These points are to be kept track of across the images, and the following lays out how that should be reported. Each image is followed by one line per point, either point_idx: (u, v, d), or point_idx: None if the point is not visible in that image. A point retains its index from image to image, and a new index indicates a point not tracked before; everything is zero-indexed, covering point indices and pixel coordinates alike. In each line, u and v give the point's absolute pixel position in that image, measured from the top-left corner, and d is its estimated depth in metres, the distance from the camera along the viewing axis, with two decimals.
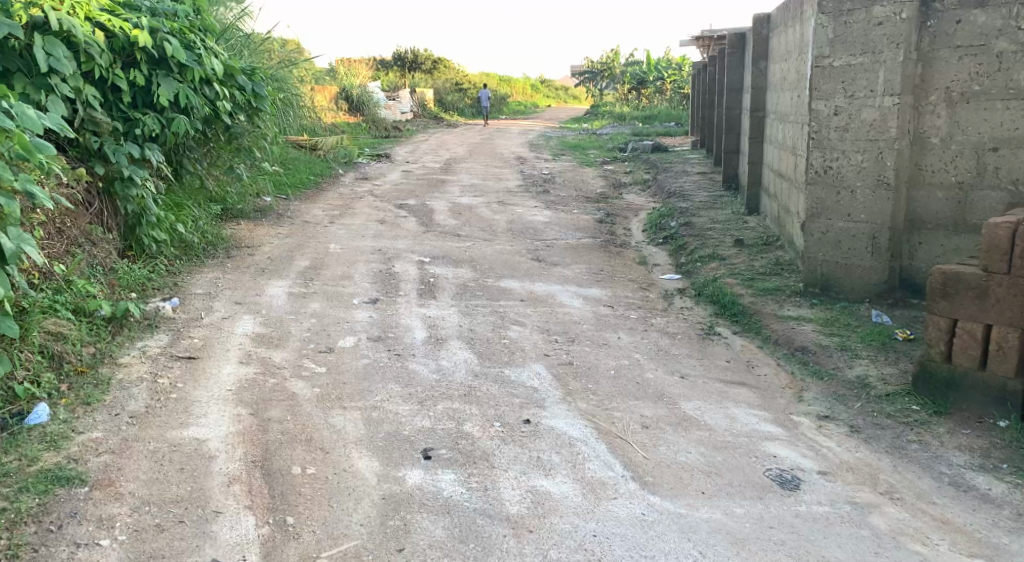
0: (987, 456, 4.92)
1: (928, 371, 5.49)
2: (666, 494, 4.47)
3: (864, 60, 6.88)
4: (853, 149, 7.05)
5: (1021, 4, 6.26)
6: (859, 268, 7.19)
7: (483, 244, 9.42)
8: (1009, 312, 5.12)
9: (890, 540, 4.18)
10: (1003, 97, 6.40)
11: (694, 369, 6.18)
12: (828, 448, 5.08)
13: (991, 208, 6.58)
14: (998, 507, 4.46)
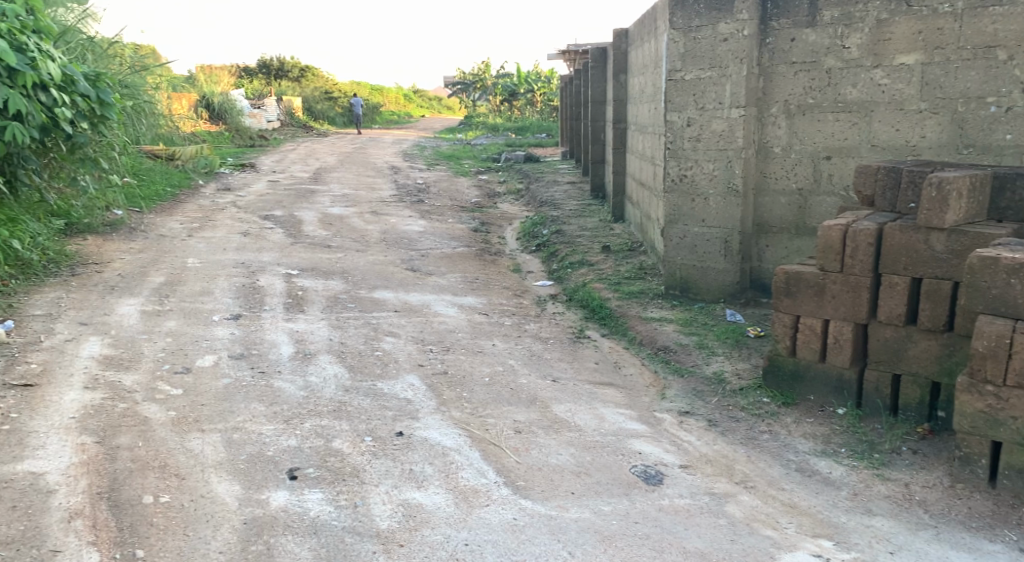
0: (828, 442, 5.30)
1: (776, 365, 5.86)
2: (537, 497, 4.60)
3: (712, 73, 7.26)
4: (705, 158, 7.43)
5: (844, 25, 6.74)
6: (713, 270, 7.56)
7: (354, 255, 9.38)
8: (843, 308, 5.51)
9: (744, 527, 4.43)
10: (834, 110, 6.90)
11: (564, 373, 6.36)
12: (688, 442, 5.34)
13: (827, 212, 7.08)
14: (837, 489, 4.80)
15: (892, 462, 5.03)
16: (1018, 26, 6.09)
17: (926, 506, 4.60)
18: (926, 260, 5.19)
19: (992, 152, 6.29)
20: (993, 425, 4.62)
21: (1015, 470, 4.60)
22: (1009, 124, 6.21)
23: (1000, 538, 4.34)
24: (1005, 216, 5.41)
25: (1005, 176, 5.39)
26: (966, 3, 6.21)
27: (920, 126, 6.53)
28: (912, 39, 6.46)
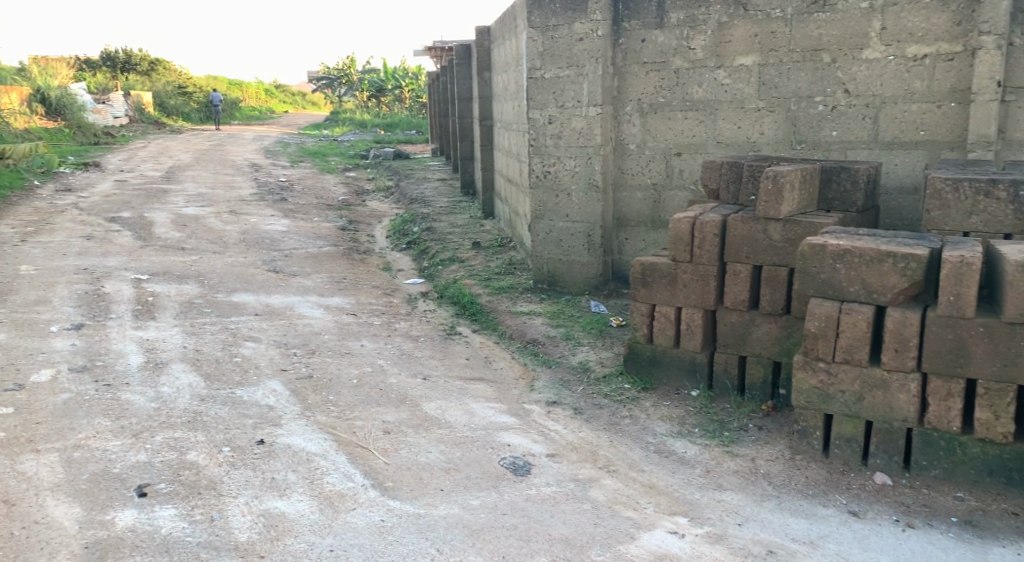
0: (684, 423, 5.51)
1: (635, 353, 6.04)
2: (405, 497, 4.57)
3: (569, 72, 7.41)
4: (566, 155, 7.58)
5: (690, 27, 7.01)
6: (578, 263, 7.72)
7: (211, 257, 9.05)
8: (694, 295, 5.74)
9: (607, 510, 4.55)
10: (683, 109, 7.16)
11: (435, 370, 6.34)
12: (555, 431, 5.43)
13: (679, 205, 7.34)
14: (692, 467, 5.00)
15: (739, 438, 5.29)
16: (838, 31, 6.46)
17: (769, 479, 4.85)
18: (765, 249, 5.49)
19: (821, 148, 6.68)
20: (825, 399, 4.93)
21: (844, 439, 4.93)
22: (835, 122, 6.60)
23: (833, 503, 4.62)
24: (833, 206, 5.75)
25: (832, 169, 5.73)
26: (794, 9, 6.58)
27: (760, 123, 6.88)
28: (749, 42, 6.79)
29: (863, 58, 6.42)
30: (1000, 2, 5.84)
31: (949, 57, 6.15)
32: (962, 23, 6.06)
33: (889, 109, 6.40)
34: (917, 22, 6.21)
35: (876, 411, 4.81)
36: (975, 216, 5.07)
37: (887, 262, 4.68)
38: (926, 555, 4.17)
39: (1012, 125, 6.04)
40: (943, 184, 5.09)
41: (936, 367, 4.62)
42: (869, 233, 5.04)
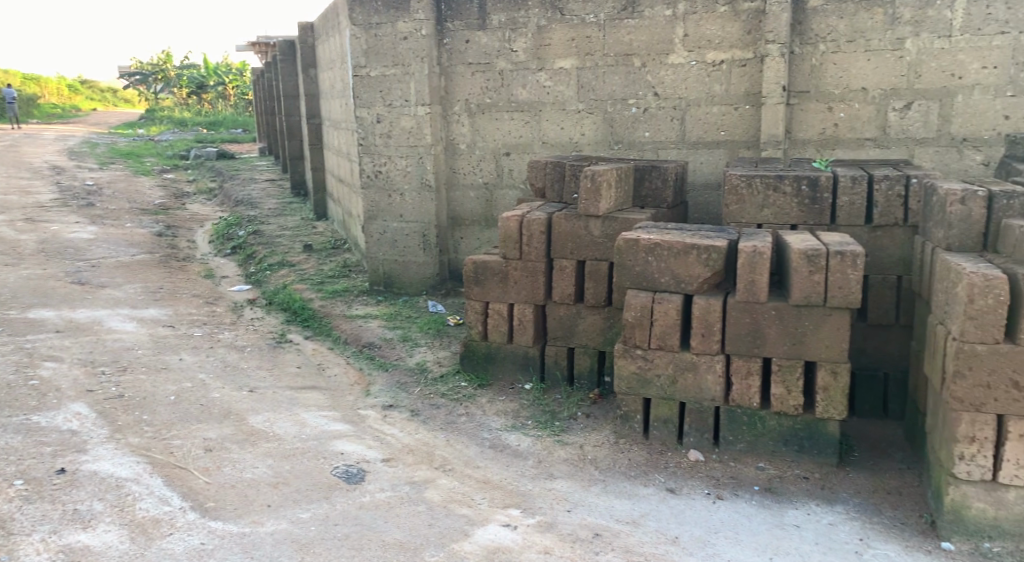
0: (518, 417, 5.63)
1: (471, 350, 6.12)
2: (229, 516, 4.43)
3: (395, 71, 7.41)
4: (397, 154, 7.56)
5: (511, 29, 7.18)
6: (414, 264, 7.71)
7: (6, 271, 8.39)
8: (524, 291, 5.88)
9: (441, 510, 4.58)
10: (509, 109, 7.33)
11: (263, 381, 6.16)
12: (390, 435, 5.41)
13: (510, 204, 7.49)
14: (525, 459, 5.12)
15: (569, 427, 5.47)
16: (647, 37, 6.82)
17: (596, 464, 5.05)
18: (587, 244, 5.70)
19: (636, 147, 7.01)
20: (643, 383, 5.19)
21: (662, 421, 5.21)
22: (646, 123, 6.95)
23: (653, 482, 4.87)
24: (646, 203, 6.06)
25: (644, 168, 6.04)
26: (607, 14, 6.88)
27: (580, 124, 7.15)
28: (567, 46, 7.06)
29: (669, 62, 6.81)
30: (781, 13, 6.34)
31: (743, 63, 6.63)
32: (751, 32, 6.56)
33: (694, 111, 6.81)
34: (713, 30, 6.66)
35: (688, 393, 5.11)
36: (767, 209, 5.49)
37: (692, 253, 4.98)
38: (733, 524, 4.47)
39: (798, 127, 6.61)
40: (739, 179, 5.50)
41: (738, 348, 4.97)
42: (676, 227, 5.35)
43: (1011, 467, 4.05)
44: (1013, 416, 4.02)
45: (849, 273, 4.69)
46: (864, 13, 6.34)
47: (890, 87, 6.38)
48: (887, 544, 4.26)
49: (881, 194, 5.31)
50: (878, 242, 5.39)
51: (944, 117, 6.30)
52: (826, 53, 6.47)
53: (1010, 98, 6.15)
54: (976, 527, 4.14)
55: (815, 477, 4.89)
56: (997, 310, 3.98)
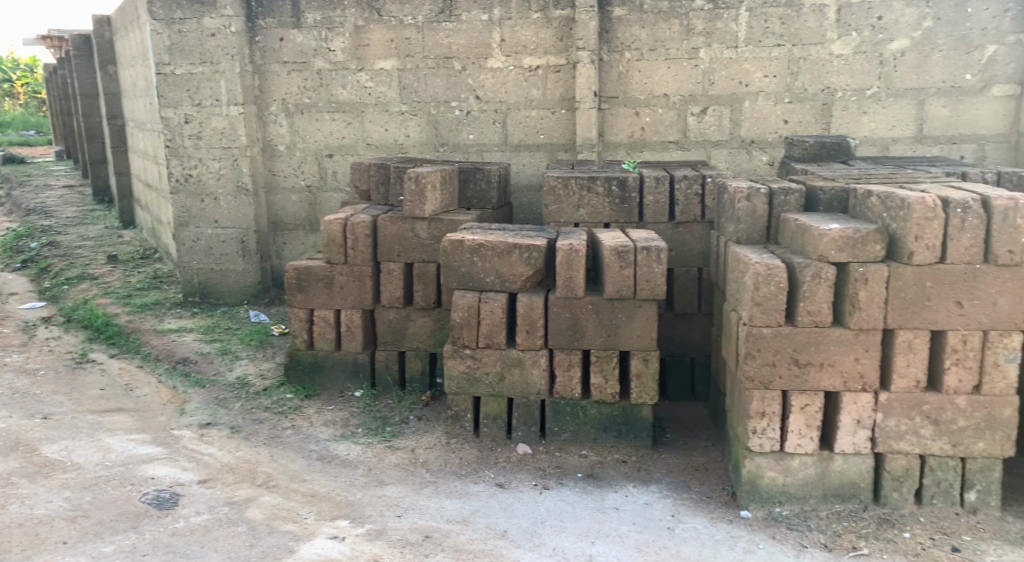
0: (347, 425, 5.59)
1: (295, 359, 6.02)
2: (16, 559, 4.15)
3: (203, 69, 7.16)
4: (209, 157, 7.31)
5: (327, 29, 7.13)
6: (232, 272, 7.48)
7: None
8: (351, 296, 5.84)
9: (264, 528, 4.46)
10: (329, 110, 7.26)
11: (60, 407, 5.77)
12: (207, 455, 5.22)
13: (334, 207, 7.43)
14: (354, 468, 5.10)
15: (400, 432, 5.50)
16: (466, 40, 6.99)
17: (426, 466, 5.11)
18: (413, 246, 5.76)
19: (461, 149, 7.18)
20: (472, 382, 5.30)
21: (491, 418, 5.36)
22: (470, 125, 7.13)
23: (482, 479, 4.98)
24: (472, 204, 6.18)
25: (468, 170, 6.15)
26: (424, 17, 6.99)
27: (404, 126, 7.22)
28: (386, 47, 7.09)
29: (488, 66, 7.02)
30: (589, 22, 6.71)
31: (557, 69, 6.95)
32: (563, 39, 6.89)
33: (514, 115, 7.07)
34: (529, 35, 6.93)
35: (516, 388, 5.27)
36: (582, 209, 5.74)
37: (515, 253, 5.13)
38: (558, 512, 4.64)
39: (609, 130, 7.01)
40: (556, 181, 5.71)
41: (560, 343, 5.17)
42: (499, 227, 5.50)
43: (795, 436, 4.44)
44: (795, 391, 4.41)
45: (654, 266, 4.98)
46: (662, 24, 6.80)
47: (688, 93, 6.88)
48: (696, 517, 4.57)
49: (681, 193, 5.69)
50: (681, 238, 5.75)
51: (734, 121, 6.89)
52: (631, 61, 6.88)
53: (787, 105, 6.82)
54: (768, 494, 4.52)
55: (632, 460, 5.18)
56: (779, 296, 4.34)
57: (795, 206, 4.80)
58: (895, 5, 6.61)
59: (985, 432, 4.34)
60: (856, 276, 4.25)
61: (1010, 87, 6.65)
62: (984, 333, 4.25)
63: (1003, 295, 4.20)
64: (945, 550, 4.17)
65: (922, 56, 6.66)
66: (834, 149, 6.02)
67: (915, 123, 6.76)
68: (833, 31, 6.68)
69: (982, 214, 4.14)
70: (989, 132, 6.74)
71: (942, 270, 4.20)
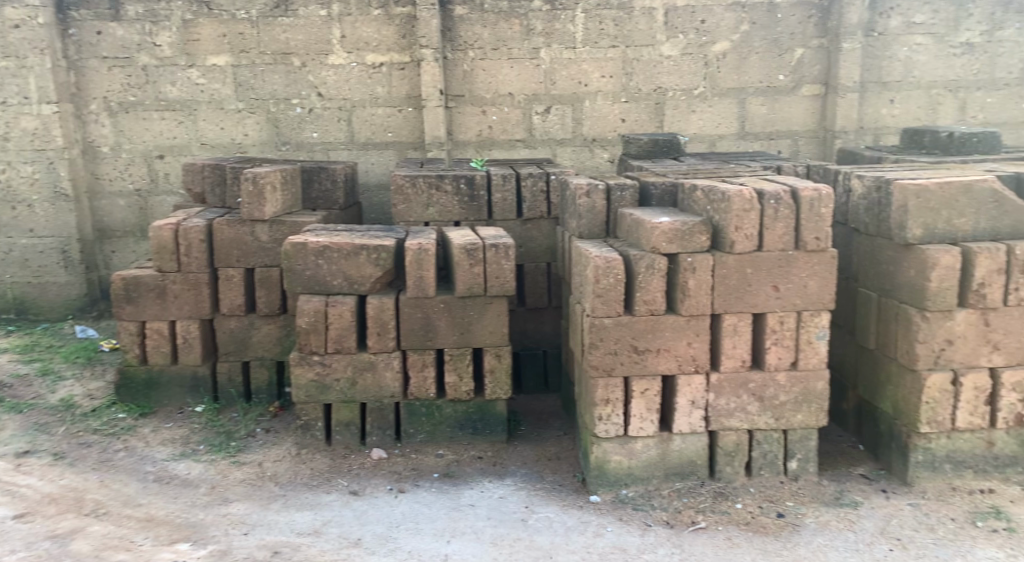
0: (187, 443, 5.42)
1: (127, 376, 5.77)
2: None
3: (8, 64, 6.76)
4: (19, 159, 6.89)
5: (151, 23, 6.91)
6: (53, 285, 7.07)
7: None
8: (187, 306, 5.67)
9: (93, 559, 4.16)
10: (157, 108, 7.03)
11: None
12: (26, 486, 4.77)
13: (168, 211, 7.19)
14: (195, 488, 4.92)
15: (246, 446, 5.39)
16: (303, 36, 6.93)
17: (276, 480, 5.02)
18: (254, 251, 5.65)
19: (305, 149, 7.09)
20: (322, 390, 5.25)
21: (343, 424, 5.33)
22: (312, 124, 7.07)
23: (335, 488, 4.94)
24: (317, 205, 6.13)
25: (311, 169, 6.09)
26: (258, 11, 6.88)
27: (242, 125, 7.07)
28: (218, 42, 6.93)
29: (329, 63, 6.98)
30: (430, 19, 6.78)
31: (401, 67, 6.99)
32: (406, 36, 6.94)
33: (359, 113, 7.05)
34: (369, 32, 6.95)
35: (368, 393, 5.26)
36: (431, 207, 5.79)
37: (362, 254, 5.12)
38: (413, 515, 4.66)
39: (456, 128, 7.09)
40: (403, 180, 5.74)
41: (411, 343, 5.20)
42: (345, 228, 5.47)
43: (637, 420, 4.65)
44: (635, 376, 4.61)
45: (503, 263, 5.08)
46: (503, 24, 6.94)
47: (532, 92, 7.05)
48: (547, 506, 4.70)
49: (527, 190, 5.82)
50: (529, 234, 5.90)
51: (576, 120, 7.11)
52: (474, 60, 6.98)
53: (623, 104, 7.11)
54: (614, 478, 4.72)
55: (487, 456, 5.28)
56: (617, 287, 4.52)
57: (630, 202, 5.03)
58: (716, 9, 7.01)
59: (803, 405, 4.69)
60: (685, 265, 4.50)
61: (817, 87, 7.21)
62: (799, 314, 4.59)
63: (813, 278, 4.55)
64: (772, 517, 4.48)
65: (741, 58, 7.10)
66: (666, 146, 6.33)
67: (738, 121, 7.20)
68: (662, 34, 7.02)
69: (792, 205, 4.47)
70: (802, 128, 7.26)
71: (760, 257, 4.51)
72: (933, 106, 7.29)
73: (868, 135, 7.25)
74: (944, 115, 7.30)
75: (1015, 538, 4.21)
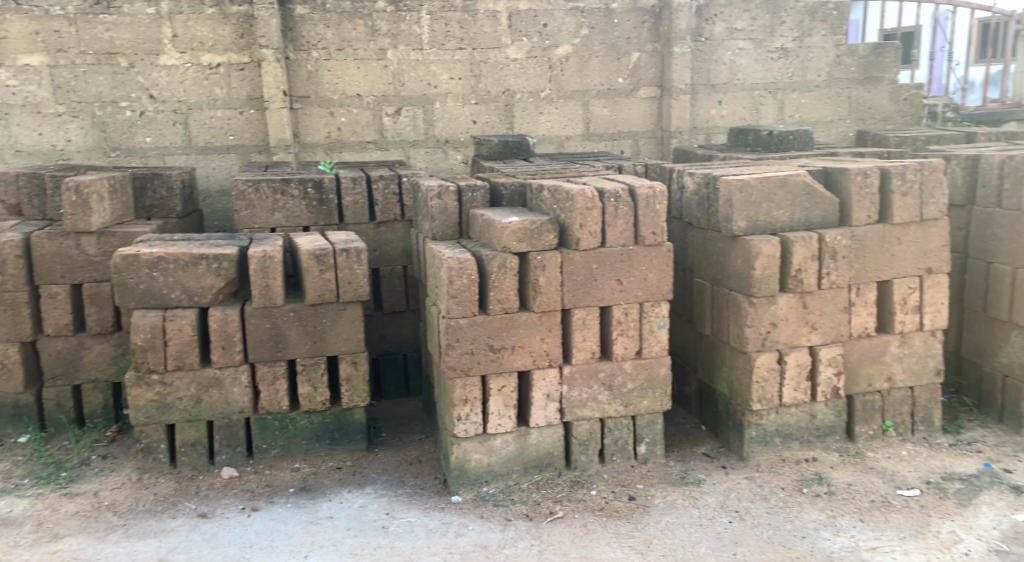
0: (9, 477, 5.11)
1: None
2: None
3: None
4: None
5: None
6: None
7: None
8: (4, 328, 5.37)
9: None
10: None
11: None
12: None
13: None
14: (20, 525, 4.65)
15: (79, 475, 5.15)
16: (130, 34, 6.69)
17: (114, 509, 4.81)
18: (81, 266, 5.41)
19: (137, 154, 6.85)
20: (163, 410, 5.10)
21: (189, 445, 5.20)
22: (145, 128, 6.82)
23: (182, 512, 4.80)
24: (152, 213, 5.93)
25: (144, 176, 5.89)
26: (75, 8, 6.58)
27: (63, 130, 6.74)
28: (31, 40, 6.58)
29: (160, 63, 6.76)
30: (269, 19, 6.69)
31: (240, 67, 6.86)
32: (244, 36, 6.82)
33: (196, 115, 6.87)
34: (204, 31, 6.78)
35: (215, 409, 5.16)
36: (277, 213, 5.72)
37: (201, 264, 5.00)
38: (268, 532, 4.60)
39: (303, 131, 7.02)
40: (246, 185, 5.64)
41: (260, 355, 5.13)
42: (183, 238, 5.32)
43: (495, 417, 4.79)
44: (492, 375, 4.75)
45: (355, 268, 5.10)
46: (346, 24, 6.95)
47: (379, 93, 7.09)
48: (408, 511, 4.76)
49: (379, 193, 5.87)
50: (382, 237, 5.94)
51: (427, 121, 7.21)
52: (318, 60, 6.95)
53: (473, 106, 7.27)
54: (475, 476, 4.84)
55: (346, 465, 5.28)
56: (471, 287, 4.65)
57: (481, 202, 5.17)
58: (556, 14, 7.28)
59: (649, 391, 4.99)
60: (535, 263, 4.69)
61: (653, 89, 7.62)
62: (641, 305, 4.87)
63: (652, 271, 4.84)
64: (624, 500, 4.74)
65: (582, 61, 7.41)
66: (516, 147, 6.52)
67: (582, 122, 7.51)
68: (507, 37, 7.22)
69: (630, 203, 4.74)
70: (641, 129, 7.66)
71: (604, 252, 4.76)
72: (756, 107, 7.86)
73: (700, 135, 7.74)
74: (766, 115, 7.89)
75: (835, 501, 4.65)
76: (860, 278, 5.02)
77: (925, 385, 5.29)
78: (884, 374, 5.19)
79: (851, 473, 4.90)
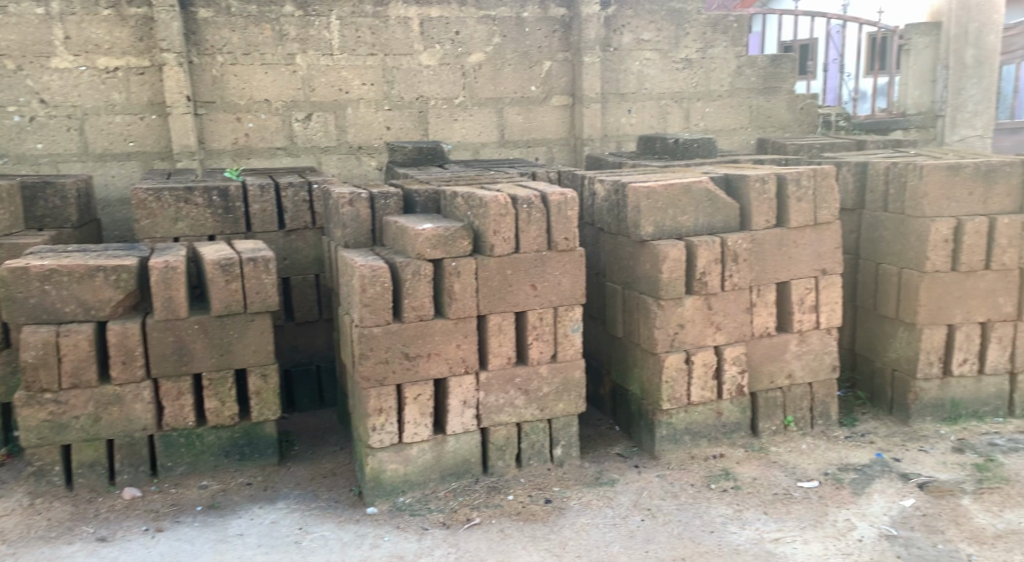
0: None
1: None
2: None
3: None
4: None
5: None
6: None
7: None
8: None
9: None
10: None
11: None
12: None
13: None
14: None
15: None
16: (17, 36, 6.45)
17: (4, 537, 4.62)
18: None
19: (27, 162, 6.60)
20: (58, 430, 4.94)
21: (87, 466, 5.04)
22: (36, 134, 6.59)
23: (79, 536, 4.64)
24: (46, 223, 5.74)
25: (35, 185, 5.69)
26: None
27: None
28: None
29: (52, 66, 6.54)
30: (170, 22, 6.55)
31: (140, 71, 6.70)
32: (143, 39, 6.66)
33: (93, 121, 6.67)
34: (99, 33, 6.59)
35: (115, 428, 5.01)
36: (181, 221, 5.60)
37: (98, 277, 4.85)
38: (174, 553, 4.49)
39: (209, 137, 6.89)
40: (146, 194, 5.50)
41: (164, 370, 5.01)
42: (78, 249, 5.15)
43: (411, 426, 4.81)
44: (407, 383, 4.77)
45: (263, 277, 5.04)
46: (253, 29, 6.86)
47: (289, 99, 7.02)
48: (321, 525, 4.73)
49: (288, 200, 5.81)
50: (293, 245, 5.89)
51: (338, 128, 7.16)
52: (224, 64, 6.84)
53: (386, 112, 7.26)
54: (391, 487, 4.84)
55: (257, 481, 5.20)
56: (385, 296, 4.66)
57: (395, 209, 5.19)
58: (468, 22, 7.35)
59: (563, 394, 5.09)
60: (450, 270, 4.73)
61: (565, 97, 7.77)
62: (555, 310, 4.97)
63: (565, 276, 4.94)
64: (540, 503, 4.82)
65: (495, 69, 7.50)
66: (430, 154, 6.55)
67: (497, 130, 7.60)
68: (418, 44, 7.25)
69: (542, 209, 4.83)
70: (554, 136, 7.80)
71: (518, 258, 4.83)
72: (663, 116, 8.09)
73: (611, 142, 7.93)
74: (673, 123, 8.14)
75: (741, 495, 4.84)
76: (761, 280, 5.24)
77: (823, 380, 5.54)
78: (785, 371, 5.42)
79: (756, 468, 5.11)
